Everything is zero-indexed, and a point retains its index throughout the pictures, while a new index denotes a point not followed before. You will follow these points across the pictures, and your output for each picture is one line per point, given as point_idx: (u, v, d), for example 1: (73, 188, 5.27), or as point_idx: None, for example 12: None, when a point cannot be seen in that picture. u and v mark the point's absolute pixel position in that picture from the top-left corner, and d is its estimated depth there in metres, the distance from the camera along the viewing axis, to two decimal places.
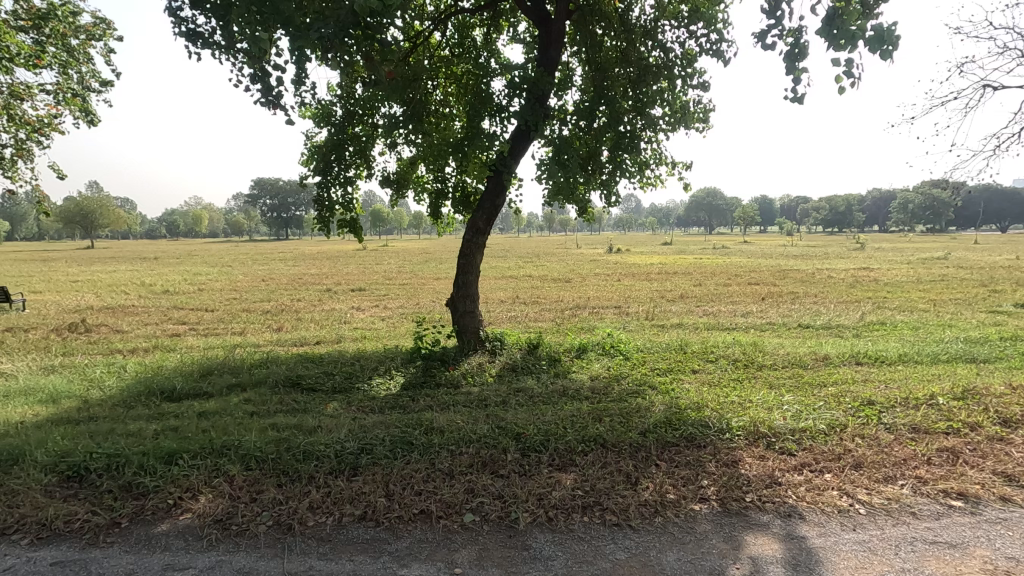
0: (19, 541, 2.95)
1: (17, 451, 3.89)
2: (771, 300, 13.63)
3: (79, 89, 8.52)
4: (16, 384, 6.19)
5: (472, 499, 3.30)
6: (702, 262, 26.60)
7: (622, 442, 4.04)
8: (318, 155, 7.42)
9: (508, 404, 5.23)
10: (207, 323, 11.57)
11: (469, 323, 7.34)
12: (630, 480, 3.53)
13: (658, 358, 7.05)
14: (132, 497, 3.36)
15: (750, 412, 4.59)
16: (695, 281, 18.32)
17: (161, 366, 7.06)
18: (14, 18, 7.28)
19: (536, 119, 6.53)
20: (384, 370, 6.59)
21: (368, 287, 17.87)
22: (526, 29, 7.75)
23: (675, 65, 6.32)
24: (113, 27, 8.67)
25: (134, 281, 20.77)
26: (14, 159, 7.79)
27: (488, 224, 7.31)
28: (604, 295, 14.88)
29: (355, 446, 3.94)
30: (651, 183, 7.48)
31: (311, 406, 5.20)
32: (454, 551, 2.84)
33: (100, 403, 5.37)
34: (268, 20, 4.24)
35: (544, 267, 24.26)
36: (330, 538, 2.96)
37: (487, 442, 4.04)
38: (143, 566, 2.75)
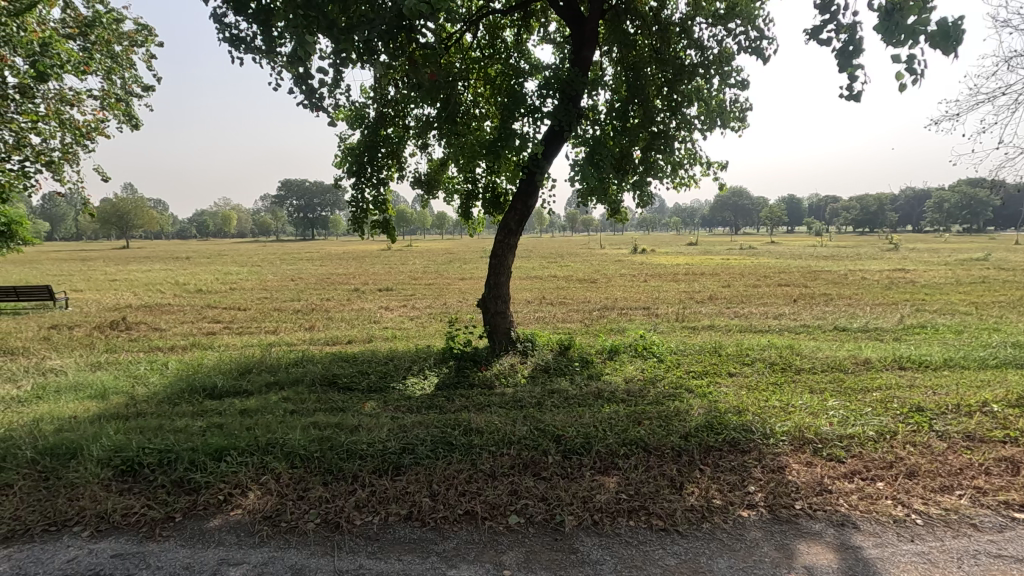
0: (81, 533, 3.05)
1: (74, 445, 4.03)
2: (802, 302, 13.36)
3: (123, 94, 8.77)
4: (65, 380, 6.39)
5: (517, 501, 3.30)
6: (730, 262, 26.16)
7: (664, 446, 3.99)
8: (352, 157, 7.51)
9: (544, 406, 5.22)
10: (241, 321, 11.83)
11: (501, 323, 7.33)
12: (674, 484, 3.49)
13: (692, 360, 6.96)
14: (185, 493, 3.45)
15: (794, 418, 4.50)
16: (723, 283, 18.10)
17: (201, 364, 7.22)
18: (62, 27, 7.51)
19: (569, 120, 6.49)
20: (417, 370, 6.64)
21: (395, 287, 18.06)
22: (557, 29, 7.73)
23: (712, 63, 6.20)
24: (154, 34, 8.90)
25: (169, 280, 21.35)
26: (61, 163, 8.05)
27: (520, 224, 7.29)
28: (632, 296, 14.78)
29: (396, 446, 3.97)
30: (686, 184, 7.35)
31: (349, 405, 5.27)
32: (502, 553, 2.84)
33: (147, 399, 5.52)
34: (312, 24, 4.30)
35: (569, 267, 24.20)
36: (378, 537, 2.99)
37: (528, 444, 4.04)
38: (199, 561, 2.80)
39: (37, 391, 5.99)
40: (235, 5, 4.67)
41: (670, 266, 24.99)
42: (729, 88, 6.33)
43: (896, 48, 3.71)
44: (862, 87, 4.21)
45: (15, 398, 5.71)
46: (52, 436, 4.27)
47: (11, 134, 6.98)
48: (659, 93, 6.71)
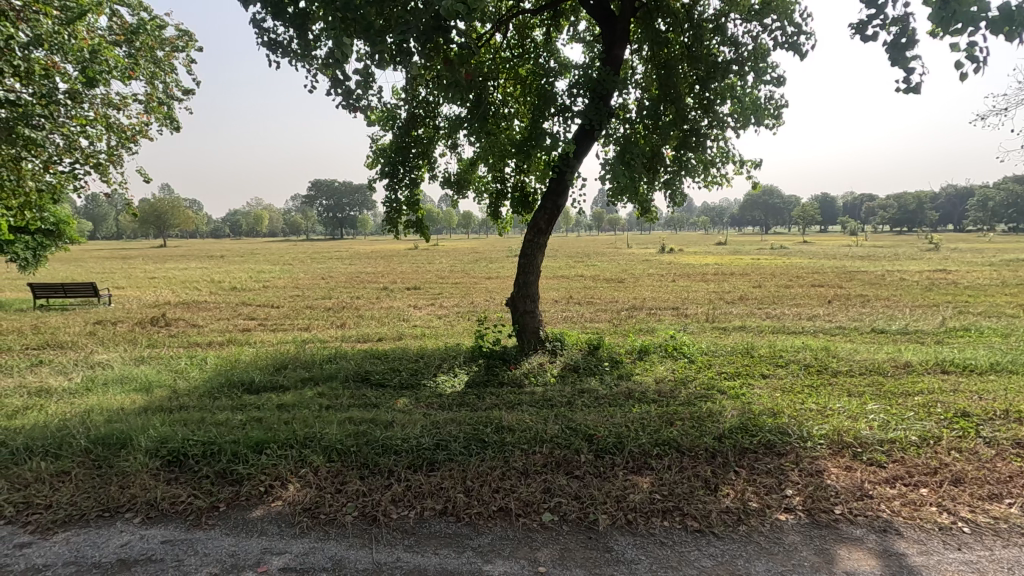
0: (133, 519, 3.20)
1: (124, 436, 4.21)
2: (838, 303, 12.99)
3: (165, 98, 9.07)
4: (111, 374, 6.66)
5: (550, 499, 3.32)
6: (761, 263, 25.56)
7: (697, 447, 3.96)
8: (383, 157, 7.63)
9: (574, 405, 5.23)
10: (274, 319, 12.11)
11: (530, 322, 7.34)
12: (709, 486, 3.46)
13: (724, 361, 6.86)
14: (228, 483, 3.57)
15: (832, 421, 4.41)
16: (754, 283, 17.75)
17: (238, 359, 7.43)
18: (108, 34, 7.81)
19: (599, 119, 6.46)
20: (448, 368, 6.72)
21: (424, 287, 18.15)
22: (587, 27, 7.69)
23: (746, 60, 6.09)
24: (194, 39, 9.19)
25: (206, 278, 21.99)
26: (108, 165, 8.36)
27: (550, 224, 7.29)
28: (661, 296, 14.62)
29: (430, 442, 4.03)
30: (718, 182, 7.22)
31: (383, 401, 5.38)
32: (537, 549, 2.86)
33: (189, 393, 5.71)
34: (351, 27, 4.42)
35: (596, 267, 24.02)
36: (414, 531, 3.04)
37: (560, 442, 4.05)
38: (243, 549, 2.90)
39: (86, 383, 6.26)
40: (274, 11, 4.81)
41: (699, 266, 24.55)
42: (765, 85, 6.19)
43: (954, 37, 3.61)
44: (920, 78, 4.13)
45: (67, 390, 5.98)
46: (103, 427, 4.47)
47: (63, 138, 7.29)
48: (691, 90, 6.61)
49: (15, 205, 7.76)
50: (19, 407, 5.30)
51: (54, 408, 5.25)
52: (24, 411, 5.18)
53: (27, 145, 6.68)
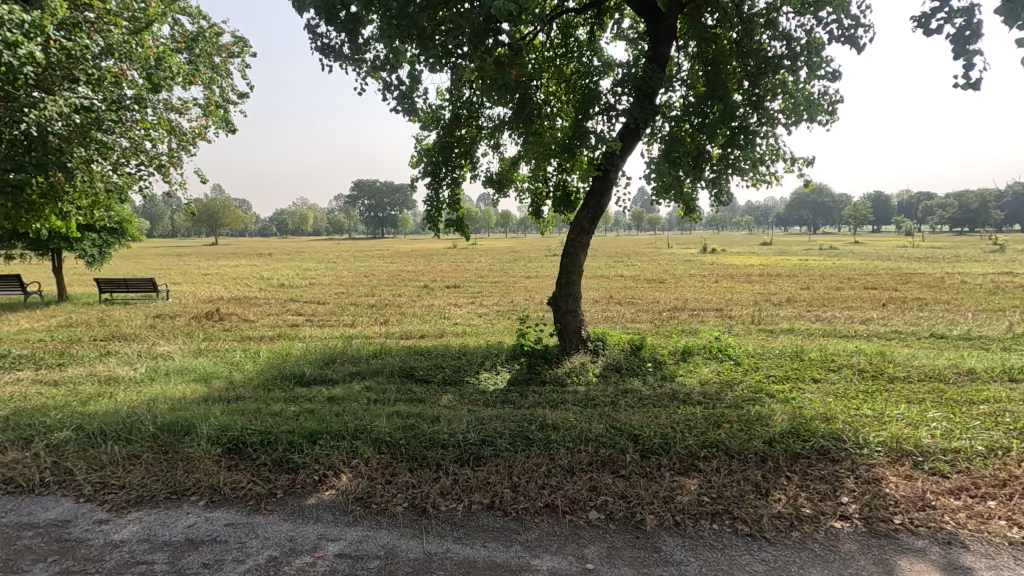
0: (198, 502, 3.38)
1: (187, 423, 4.45)
2: (893, 306, 12.45)
3: (221, 102, 9.47)
4: (172, 365, 7.03)
5: (596, 497, 3.33)
6: (809, 264, 24.71)
7: (746, 451, 3.88)
8: (428, 157, 7.75)
9: (617, 405, 5.21)
10: (321, 315, 12.48)
11: (572, 322, 7.33)
12: (760, 490, 3.39)
13: (772, 364, 6.69)
14: (284, 471, 3.72)
15: (890, 428, 4.25)
16: (803, 284, 17.16)
17: (289, 353, 7.72)
18: (171, 42, 8.24)
19: (644, 117, 6.36)
20: (490, 366, 6.78)
21: (464, 285, 18.33)
22: (631, 24, 7.62)
23: (800, 54, 5.88)
24: (249, 45, 9.59)
25: (255, 275, 22.81)
26: (169, 166, 8.82)
27: (593, 224, 7.27)
28: (703, 297, 14.33)
29: (477, 438, 4.09)
30: (767, 181, 7.00)
31: (428, 397, 5.48)
32: (584, 547, 2.88)
33: (244, 385, 5.98)
34: (404, 33, 4.55)
35: (637, 267, 23.74)
36: (463, 524, 3.10)
37: (605, 441, 4.04)
38: (300, 535, 3.03)
39: (150, 373, 6.63)
40: (327, 17, 4.97)
41: (744, 266, 23.92)
42: (818, 80, 5.98)
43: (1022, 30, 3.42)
44: (981, 76, 3.68)
45: (133, 378, 6.36)
46: (168, 414, 4.73)
47: (130, 141, 7.72)
48: (739, 87, 6.45)
49: (86, 206, 8.27)
50: (92, 394, 5.67)
51: (123, 396, 5.59)
52: (97, 398, 5.54)
53: (99, 148, 7.11)
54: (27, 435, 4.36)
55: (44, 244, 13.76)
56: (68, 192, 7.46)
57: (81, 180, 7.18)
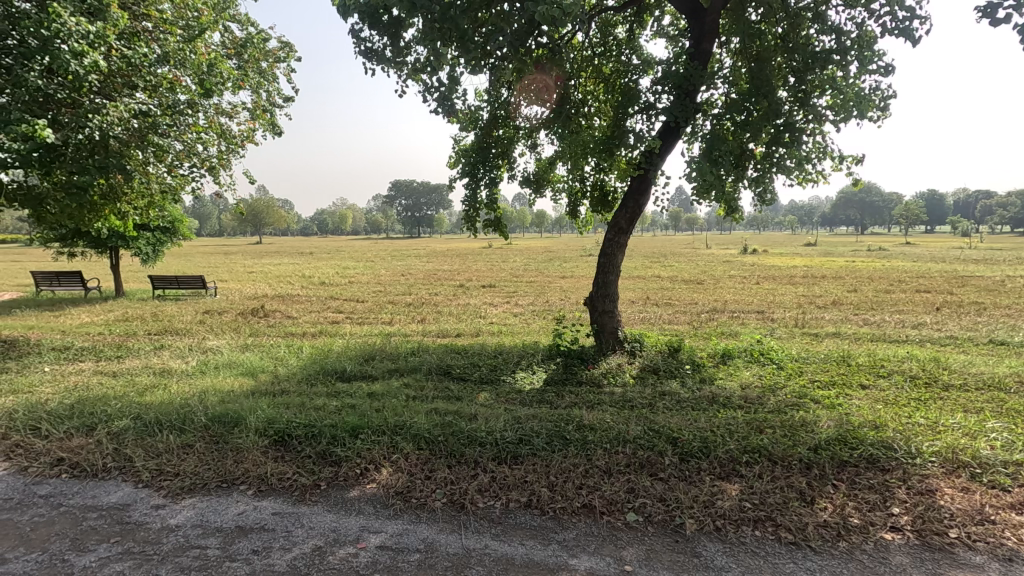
0: (247, 491, 3.52)
1: (236, 415, 4.64)
2: (948, 311, 11.87)
3: (268, 105, 9.81)
4: (221, 359, 7.33)
5: (634, 499, 3.31)
6: (857, 265, 23.79)
7: (790, 457, 3.78)
8: (466, 158, 7.83)
9: (655, 407, 5.15)
10: (359, 312, 12.76)
11: (608, 322, 7.27)
12: (804, 498, 3.30)
13: (817, 369, 6.48)
14: (328, 464, 3.84)
15: (945, 438, 4.07)
16: (849, 287, 16.54)
17: (330, 349, 7.93)
18: (222, 48, 8.58)
19: (685, 115, 6.24)
20: (526, 365, 6.80)
21: (499, 284, 18.41)
22: (672, 21, 7.51)
23: (850, 47, 5.67)
24: (294, 49, 9.90)
25: (297, 273, 23.51)
26: (219, 168, 9.18)
27: (630, 224, 7.20)
28: (744, 299, 14.00)
29: (514, 437, 4.12)
30: (813, 179, 6.77)
31: (465, 395, 5.55)
32: (622, 548, 2.86)
33: (288, 379, 6.18)
34: (447, 35, 4.64)
35: (674, 268, 23.37)
36: (501, 521, 3.14)
37: (643, 443, 4.00)
38: (344, 526, 3.12)
39: (200, 366, 6.92)
40: (370, 21, 5.08)
41: (786, 268, 23.21)
42: (870, 75, 5.75)
43: None
44: None
45: (185, 371, 6.66)
46: (218, 406, 4.94)
47: (183, 144, 8.07)
48: (784, 83, 6.26)
49: (142, 206, 8.68)
50: (148, 385, 5.97)
51: (176, 387, 5.86)
52: (152, 389, 5.82)
53: (156, 151, 7.47)
54: (91, 422, 4.63)
55: (103, 242, 14.50)
56: (127, 193, 7.86)
57: (139, 181, 7.55)
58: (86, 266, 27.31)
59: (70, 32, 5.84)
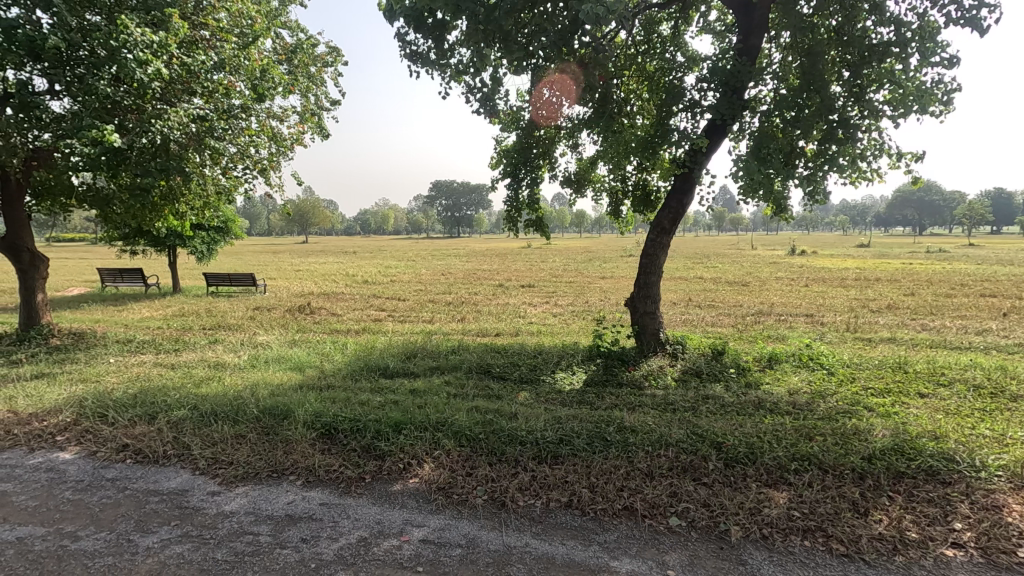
0: (295, 481, 3.65)
1: (285, 408, 4.81)
2: (1017, 317, 11.15)
3: (317, 109, 10.11)
4: (270, 353, 7.61)
5: (677, 503, 3.25)
6: (913, 267, 22.66)
7: (842, 466, 3.64)
8: (508, 158, 7.87)
9: (698, 410, 5.06)
10: (401, 311, 13.00)
11: (649, 324, 7.17)
12: (857, 509, 3.17)
13: (871, 375, 6.21)
14: (372, 458, 3.93)
15: (1013, 451, 3.83)
16: (907, 290, 15.75)
17: (373, 346, 8.12)
18: (273, 54, 8.90)
19: (732, 112, 6.09)
20: (566, 365, 6.79)
21: (539, 284, 18.39)
22: (719, 16, 7.34)
23: (911, 39, 5.41)
24: (342, 54, 10.18)
25: (340, 272, 24.17)
26: (270, 170, 9.53)
27: (673, 224, 7.08)
28: (792, 301, 13.53)
29: (554, 437, 4.12)
30: (868, 178, 6.49)
31: (505, 394, 5.58)
32: (665, 552, 2.83)
33: (334, 374, 6.37)
34: (490, 38, 4.70)
35: (717, 269, 22.82)
36: (542, 520, 3.14)
37: (686, 447, 3.93)
38: (388, 518, 3.19)
39: (252, 360, 7.21)
40: (416, 25, 5.18)
41: (837, 270, 22.30)
42: (932, 67, 5.47)
43: None
44: None
45: (238, 364, 6.96)
46: (269, 399, 5.14)
47: (237, 147, 8.39)
48: (837, 78, 6.03)
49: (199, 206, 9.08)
50: (203, 377, 6.27)
51: (230, 380, 6.13)
52: (207, 381, 6.10)
53: (212, 153, 7.82)
54: (152, 411, 4.89)
55: (162, 240, 15.27)
56: (186, 194, 8.26)
57: (197, 183, 7.94)
58: (146, 263, 28.84)
59: (135, 42, 6.17)
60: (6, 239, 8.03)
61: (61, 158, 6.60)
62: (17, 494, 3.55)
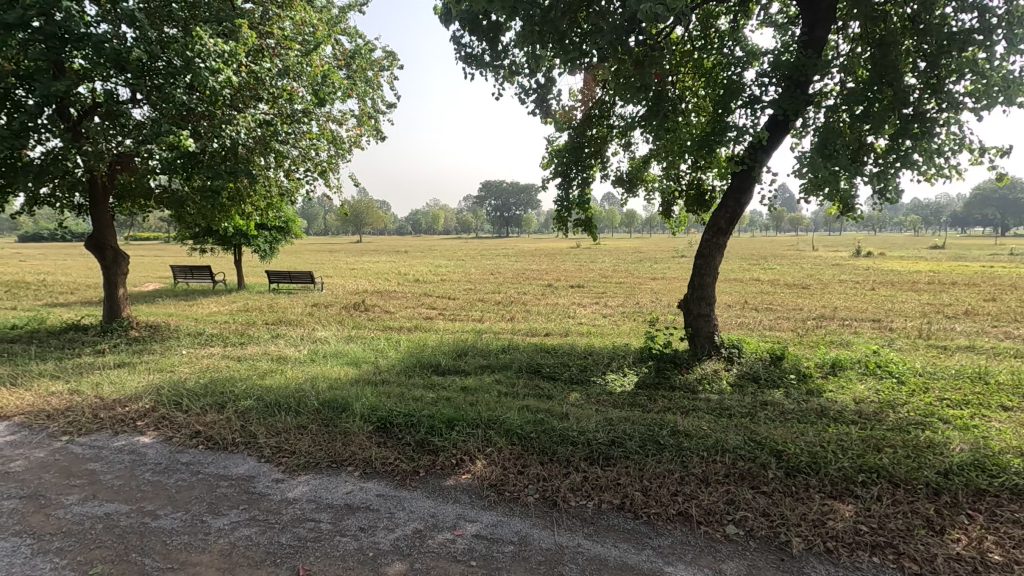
0: (353, 472, 3.78)
1: (342, 401, 4.99)
2: None
3: (374, 112, 10.42)
4: (328, 348, 7.90)
5: (734, 511, 3.17)
6: (994, 271, 21.08)
7: (915, 480, 3.44)
8: (559, 158, 7.86)
9: (755, 417, 4.89)
10: (452, 309, 13.20)
11: (704, 326, 6.98)
12: (933, 527, 2.99)
13: (947, 385, 5.82)
14: (426, 452, 4.02)
15: None
16: (987, 295, 14.66)
17: (425, 343, 8.29)
18: (334, 60, 9.24)
19: (795, 108, 5.85)
20: (616, 367, 6.72)
21: (588, 285, 18.25)
22: (781, 8, 7.06)
23: (996, 25, 5.03)
24: (398, 58, 10.45)
25: (393, 270, 24.78)
26: (329, 172, 9.89)
27: (730, 224, 6.88)
28: (857, 305, 12.85)
29: (606, 438, 4.09)
30: (946, 174, 6.07)
31: (555, 394, 5.58)
32: (721, 561, 2.76)
33: (388, 370, 6.55)
34: (546, 39, 4.72)
35: (775, 270, 22.02)
36: (594, 521, 3.13)
37: (744, 454, 3.81)
38: (442, 512, 3.26)
39: (311, 354, 7.51)
40: (471, 28, 5.26)
41: (907, 273, 21.00)
42: (1020, 55, 5.07)
43: None
44: None
45: (298, 358, 7.27)
46: (328, 392, 5.34)
47: (299, 151, 8.74)
48: (911, 69, 5.69)
49: (264, 207, 9.53)
50: (267, 370, 6.59)
51: (291, 373, 6.41)
52: (271, 373, 6.40)
53: (276, 157, 8.16)
54: (221, 401, 5.18)
55: (229, 239, 16.12)
56: (252, 196, 8.67)
57: (262, 184, 8.34)
58: (214, 261, 30.53)
59: (208, 52, 6.57)
60: (93, 238, 8.69)
61: (141, 162, 7.07)
62: (105, 473, 3.85)
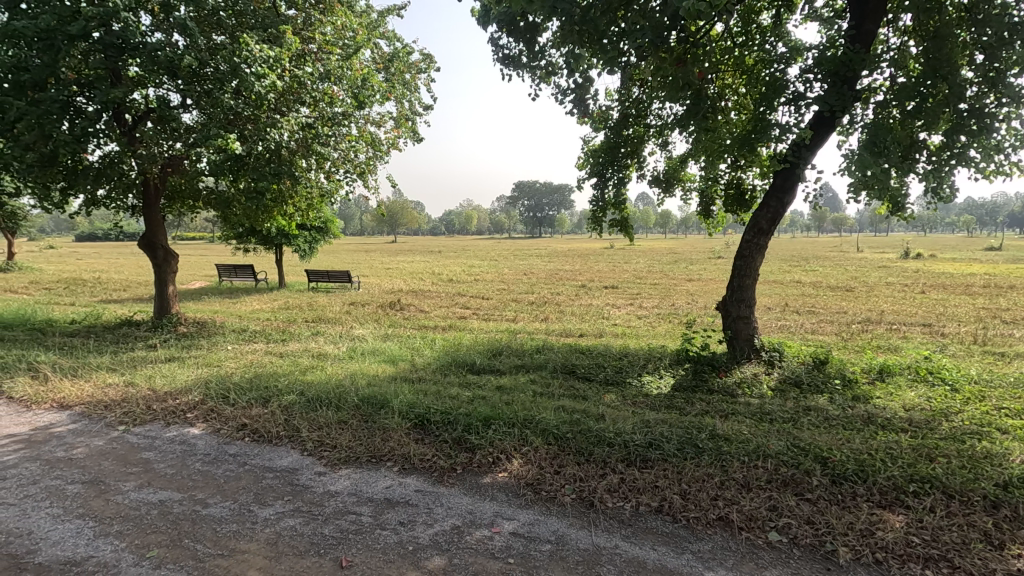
0: (392, 467, 3.85)
1: (381, 398, 5.08)
2: None
3: (411, 114, 10.57)
4: (366, 346, 8.07)
5: (777, 518, 3.09)
6: None
7: (971, 492, 3.29)
8: (596, 158, 7.81)
9: (798, 422, 4.77)
10: (486, 309, 13.28)
11: (743, 329, 6.83)
12: (991, 541, 2.86)
13: (1005, 394, 5.54)
14: (464, 450, 4.07)
15: None
16: None
17: (460, 343, 8.37)
18: (373, 63, 9.41)
19: (842, 104, 5.66)
20: (652, 369, 6.64)
21: (623, 286, 18.09)
22: (827, 2, 6.85)
23: None
24: (435, 61, 10.58)
25: (428, 270, 25.10)
26: (368, 173, 10.09)
27: (772, 224, 6.71)
28: (906, 309, 12.35)
29: (644, 440, 4.05)
30: (1005, 172, 5.78)
31: (591, 395, 5.56)
32: (764, 568, 2.70)
33: (423, 368, 6.64)
34: (584, 39, 4.71)
35: (817, 272, 21.38)
36: (631, 523, 3.11)
37: (787, 460, 3.72)
38: (479, 509, 3.29)
39: (350, 352, 7.68)
40: (509, 28, 5.28)
41: (960, 275, 20.06)
42: None
43: None
44: None
45: (338, 355, 7.45)
46: (366, 389, 5.45)
47: (340, 153, 8.95)
48: (968, 62, 5.43)
49: (305, 208, 9.80)
50: (307, 366, 6.77)
51: (331, 369, 6.58)
52: (312, 369, 6.57)
53: (318, 159, 8.35)
54: (266, 395, 5.35)
55: (271, 239, 16.62)
56: (294, 197, 8.93)
57: (304, 186, 8.58)
58: (256, 260, 31.50)
59: (255, 57, 6.80)
60: (145, 237, 9.09)
61: (192, 164, 7.36)
62: (159, 462, 4.03)
